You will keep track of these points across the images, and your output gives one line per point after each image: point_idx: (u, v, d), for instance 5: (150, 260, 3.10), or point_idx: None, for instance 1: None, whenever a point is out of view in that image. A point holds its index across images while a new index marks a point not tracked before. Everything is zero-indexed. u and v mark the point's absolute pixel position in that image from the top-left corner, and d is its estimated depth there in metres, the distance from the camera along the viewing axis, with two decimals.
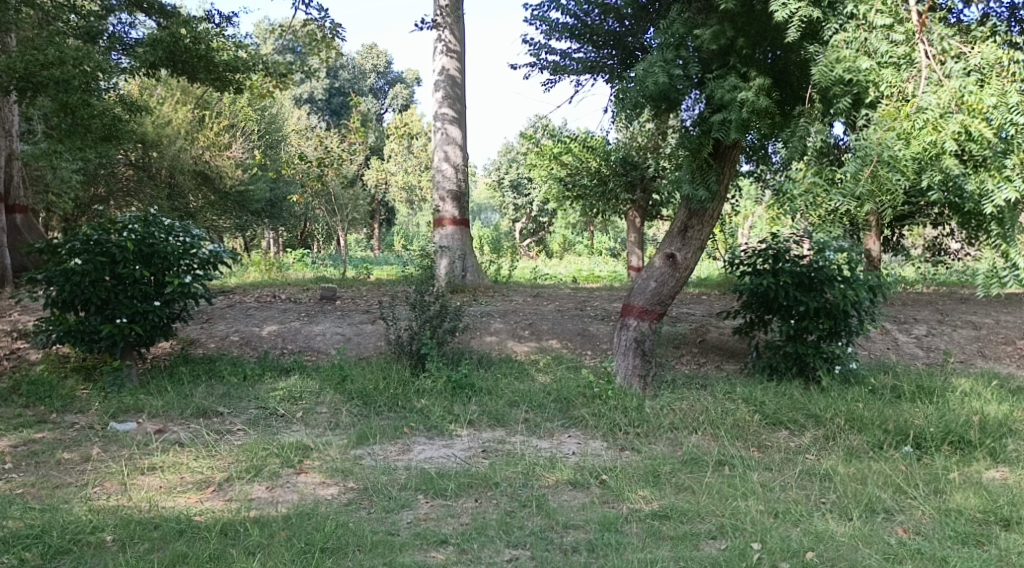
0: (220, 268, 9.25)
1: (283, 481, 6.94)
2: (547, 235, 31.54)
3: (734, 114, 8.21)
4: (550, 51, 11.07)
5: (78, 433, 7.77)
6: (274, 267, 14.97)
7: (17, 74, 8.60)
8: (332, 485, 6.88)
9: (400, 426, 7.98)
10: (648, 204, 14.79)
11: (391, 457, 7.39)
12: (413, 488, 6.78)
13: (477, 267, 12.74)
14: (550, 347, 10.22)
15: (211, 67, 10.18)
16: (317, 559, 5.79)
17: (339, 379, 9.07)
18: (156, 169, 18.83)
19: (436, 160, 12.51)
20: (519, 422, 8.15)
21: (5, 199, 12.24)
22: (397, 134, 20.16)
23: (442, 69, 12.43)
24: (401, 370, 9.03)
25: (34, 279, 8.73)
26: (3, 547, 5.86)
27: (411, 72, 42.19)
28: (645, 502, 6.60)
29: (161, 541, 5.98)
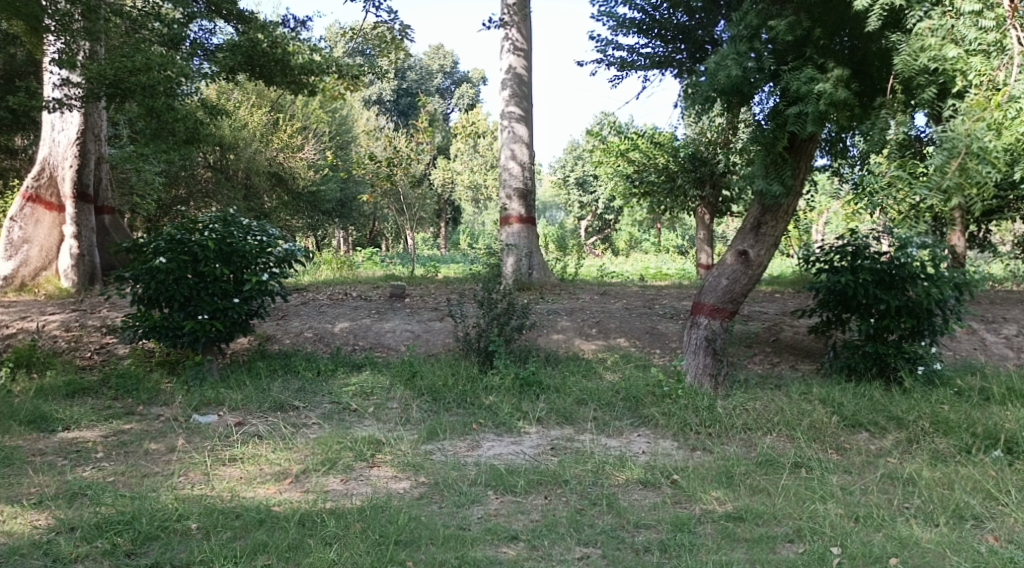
0: (295, 266, 9.52)
1: (356, 475, 7.14)
2: (614, 231, 31.54)
3: (812, 106, 8.17)
4: (617, 47, 11.16)
5: (164, 425, 8.08)
6: (345, 266, 15.29)
7: (107, 80, 8.99)
8: (403, 479, 7.06)
9: (468, 422, 8.15)
10: (718, 199, 14.64)
11: (460, 453, 7.55)
12: (483, 484, 6.93)
13: (544, 265, 12.84)
14: (618, 345, 10.29)
15: (287, 70, 10.40)
16: (392, 552, 5.95)
17: (409, 374, 9.25)
18: (232, 171, 19.64)
19: (503, 159, 12.63)
20: (588, 420, 8.24)
21: (96, 202, 12.57)
22: (464, 133, 20.48)
23: (509, 67, 12.58)
24: (469, 367, 9.18)
25: (121, 277, 9.10)
26: (97, 532, 6.12)
27: (477, 71, 42.75)
28: (719, 503, 6.64)
29: (242, 530, 6.22)
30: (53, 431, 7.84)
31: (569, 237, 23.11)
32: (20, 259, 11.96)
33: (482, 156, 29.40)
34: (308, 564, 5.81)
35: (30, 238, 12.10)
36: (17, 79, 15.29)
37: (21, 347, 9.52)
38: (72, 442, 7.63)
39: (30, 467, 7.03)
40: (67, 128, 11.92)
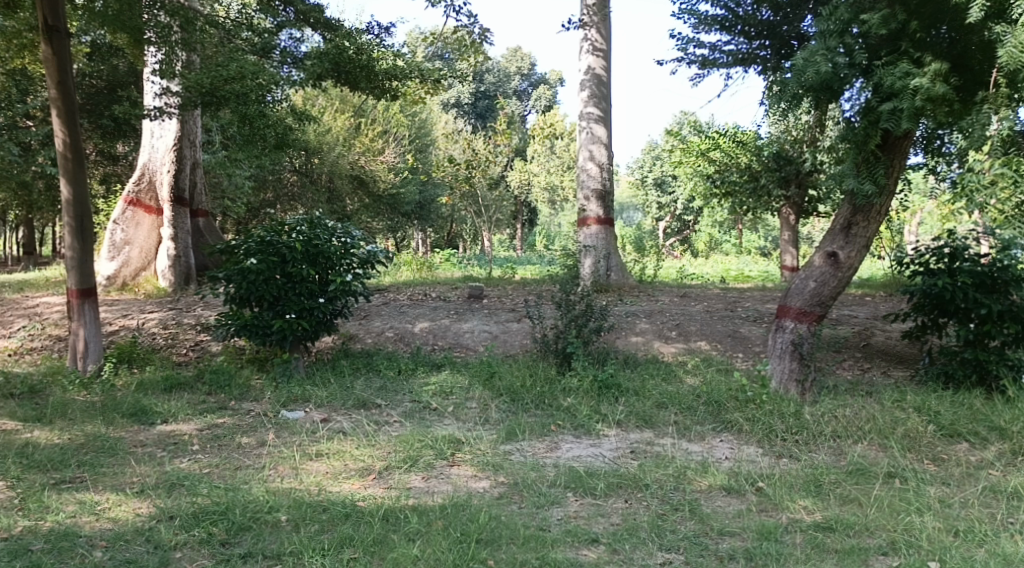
0: (377, 267, 9.77)
1: (438, 473, 7.31)
2: (694, 232, 31.27)
3: (906, 103, 8.10)
4: (698, 45, 11.16)
5: (255, 420, 8.37)
6: (425, 267, 15.56)
7: (204, 89, 9.35)
8: (483, 478, 7.20)
9: (547, 423, 8.26)
10: (803, 200, 14.46)
11: (539, 454, 7.67)
12: (563, 486, 7.03)
13: (622, 266, 12.88)
14: (698, 349, 10.29)
15: (372, 76, 10.61)
16: (474, 550, 6.09)
17: (487, 374, 9.40)
18: (317, 175, 20.13)
19: (582, 160, 12.72)
20: (668, 424, 8.29)
21: (191, 206, 12.87)
22: (540, 134, 20.64)
23: (588, 68, 12.67)
24: (548, 368, 9.29)
25: (215, 277, 9.45)
26: (194, 522, 6.38)
27: (556, 72, 43.04)
28: (807, 513, 6.64)
29: (330, 524, 6.43)
30: (152, 423, 8.19)
31: (647, 238, 23.05)
32: (121, 260, 12.54)
33: (560, 158, 29.49)
34: (393, 559, 5.99)
35: (131, 240, 12.63)
36: (119, 89, 16.65)
37: (122, 344, 9.93)
38: (170, 435, 7.97)
39: (132, 458, 7.38)
40: (166, 135, 12.43)
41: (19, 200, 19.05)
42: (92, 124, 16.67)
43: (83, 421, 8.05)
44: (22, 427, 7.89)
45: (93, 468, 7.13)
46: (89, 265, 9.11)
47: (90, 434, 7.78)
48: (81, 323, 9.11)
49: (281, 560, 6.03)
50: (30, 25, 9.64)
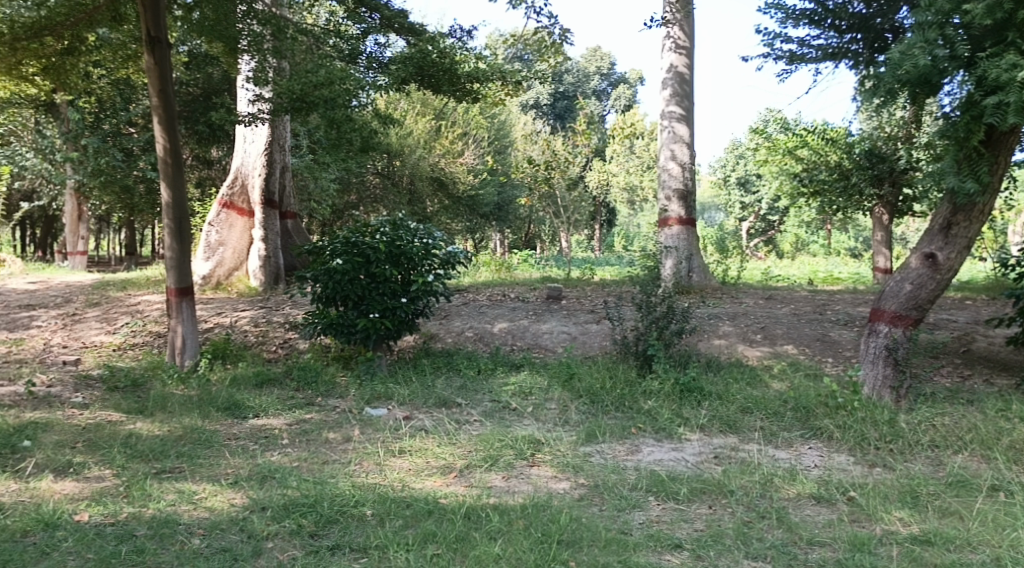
0: (459, 267, 9.91)
1: (517, 472, 7.43)
2: (780, 233, 30.71)
3: (1014, 96, 7.82)
4: (786, 39, 11.10)
5: (340, 416, 8.61)
6: (503, 268, 15.65)
7: (294, 95, 9.62)
8: (563, 480, 7.29)
9: (628, 426, 8.31)
10: (898, 199, 14.20)
11: (620, 457, 7.74)
12: (644, 490, 7.08)
13: (704, 267, 12.79)
14: (785, 353, 10.17)
15: (454, 79, 10.65)
16: (555, 551, 6.19)
17: (567, 376, 9.48)
18: (399, 177, 20.57)
19: (663, 160, 12.71)
20: (754, 430, 8.27)
21: (281, 208, 13.18)
22: (620, 133, 20.55)
23: (671, 67, 12.66)
24: (628, 370, 9.33)
25: (303, 277, 9.73)
26: (284, 513, 6.61)
27: (636, 72, 43.03)
28: (903, 525, 6.58)
29: (413, 519, 6.59)
30: (244, 417, 8.49)
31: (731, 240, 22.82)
32: (216, 260, 12.91)
33: (639, 158, 29.41)
34: (474, 557, 6.12)
35: (224, 241, 12.96)
36: (213, 96, 17.36)
37: (216, 341, 10.31)
38: (261, 429, 8.25)
39: (226, 450, 7.67)
40: (257, 140, 12.80)
41: (122, 207, 19.73)
42: (189, 131, 17.27)
43: (181, 414, 8.39)
44: (125, 418, 8.26)
45: (191, 459, 7.44)
46: (186, 265, 9.46)
47: (187, 426, 8.11)
48: (179, 320, 9.48)
49: (367, 553, 6.20)
50: (133, 37, 10.04)
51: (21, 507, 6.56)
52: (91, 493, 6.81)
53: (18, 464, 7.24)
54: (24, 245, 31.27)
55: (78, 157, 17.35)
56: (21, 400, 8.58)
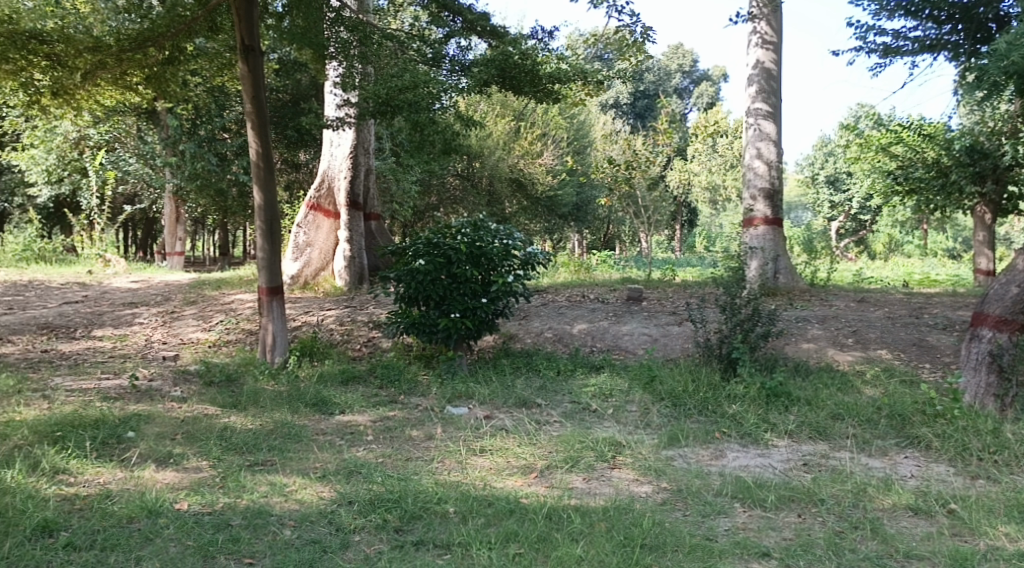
0: (538, 267, 10.01)
1: (598, 474, 7.49)
2: (871, 233, 30.06)
3: None
4: (879, 32, 10.98)
5: (422, 414, 8.77)
6: (583, 269, 15.65)
7: (380, 99, 9.87)
8: (645, 483, 7.32)
9: (712, 431, 8.31)
10: (1002, 197, 13.83)
11: (704, 461, 7.74)
12: (730, 495, 7.07)
13: (791, 268, 12.65)
14: (879, 357, 10.00)
15: (536, 80, 10.50)
16: (638, 555, 6.23)
17: (648, 378, 9.50)
18: (478, 179, 20.94)
19: (749, 158, 12.58)
20: (846, 437, 8.18)
21: (365, 210, 13.47)
22: (704, 133, 20.35)
23: (757, 62, 12.60)
24: (712, 374, 9.31)
25: (386, 277, 9.93)
26: (371, 508, 6.79)
27: (718, 69, 42.87)
28: (1008, 540, 6.46)
29: (494, 518, 6.70)
30: (330, 413, 8.73)
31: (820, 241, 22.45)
32: (304, 261, 13.29)
33: (723, 157, 29.15)
34: (557, 557, 6.20)
35: (312, 242, 13.31)
36: (302, 102, 17.91)
37: (303, 338, 10.59)
38: (346, 425, 8.46)
39: (315, 445, 7.90)
40: (343, 144, 13.12)
41: (216, 208, 20.32)
42: (279, 136, 17.73)
43: (272, 409, 8.66)
44: (220, 412, 8.55)
45: (281, 453, 7.68)
46: (276, 265, 9.73)
47: (277, 420, 8.37)
48: (269, 318, 9.77)
49: (450, 550, 6.33)
50: (228, 46, 10.43)
51: (126, 494, 6.86)
52: (189, 483, 7.09)
53: (123, 453, 7.56)
54: (123, 245, 32.47)
55: (175, 161, 18.00)
56: (124, 393, 8.96)
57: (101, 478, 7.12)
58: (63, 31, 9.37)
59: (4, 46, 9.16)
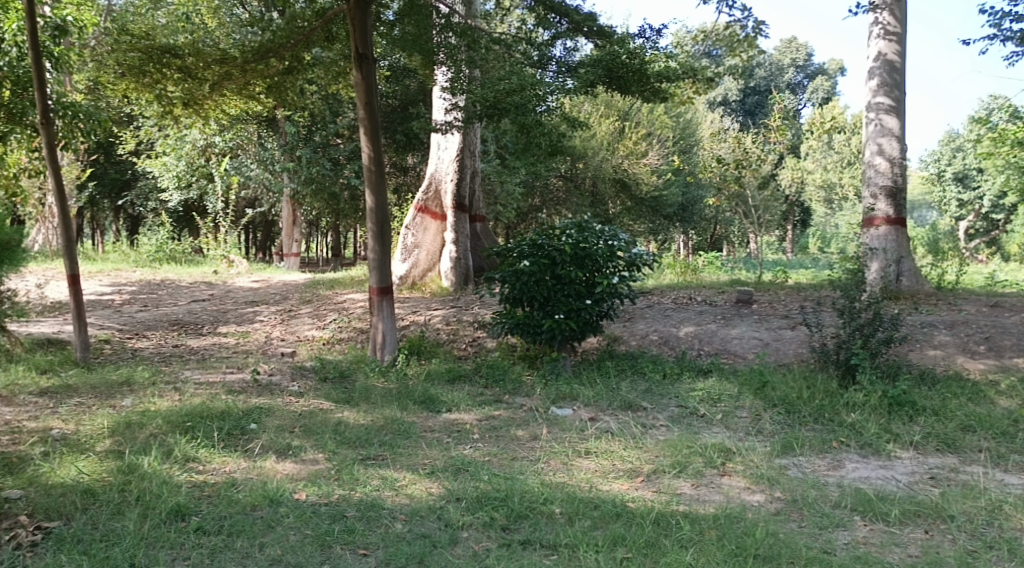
0: (643, 269, 10.03)
1: (707, 481, 7.49)
2: (1004, 232, 28.92)
3: None
4: (1014, 19, 10.63)
5: (527, 414, 8.92)
6: (689, 271, 15.56)
7: (487, 103, 10.00)
8: (757, 492, 7.30)
9: (829, 440, 8.21)
10: None
11: (820, 471, 7.67)
12: (849, 508, 6.99)
13: (916, 271, 12.30)
14: (1013, 367, 9.69)
15: (644, 79, 10.50)
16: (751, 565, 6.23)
17: (759, 384, 9.43)
18: (582, 180, 21.05)
19: (870, 155, 12.32)
20: (976, 451, 7.99)
21: (471, 212, 13.67)
22: (817, 129, 20.13)
23: (879, 54, 12.30)
24: (828, 381, 9.18)
25: (491, 278, 10.11)
26: (478, 506, 6.96)
27: (835, 63, 41.85)
28: None
29: (601, 520, 6.79)
30: (438, 411, 8.94)
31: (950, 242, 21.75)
32: (412, 262, 13.60)
33: (840, 154, 28.51)
34: (667, 563, 6.25)
35: (419, 243, 13.60)
36: (412, 106, 18.39)
37: (411, 337, 10.86)
38: (454, 423, 8.67)
39: (423, 442, 8.12)
40: (450, 147, 13.32)
41: (331, 211, 20.91)
42: (388, 140, 18.30)
43: (382, 405, 8.94)
44: (334, 407, 8.87)
45: (392, 448, 7.93)
46: (387, 266, 10.00)
47: (387, 417, 8.63)
48: (379, 317, 10.05)
49: (557, 550, 6.44)
50: (343, 55, 10.78)
51: (250, 483, 7.20)
52: (307, 474, 7.39)
53: (246, 444, 7.92)
54: (244, 244, 33.78)
55: (292, 166, 18.89)
56: (247, 386, 9.37)
57: (226, 467, 7.48)
58: (194, 44, 9.80)
59: (141, 60, 9.65)
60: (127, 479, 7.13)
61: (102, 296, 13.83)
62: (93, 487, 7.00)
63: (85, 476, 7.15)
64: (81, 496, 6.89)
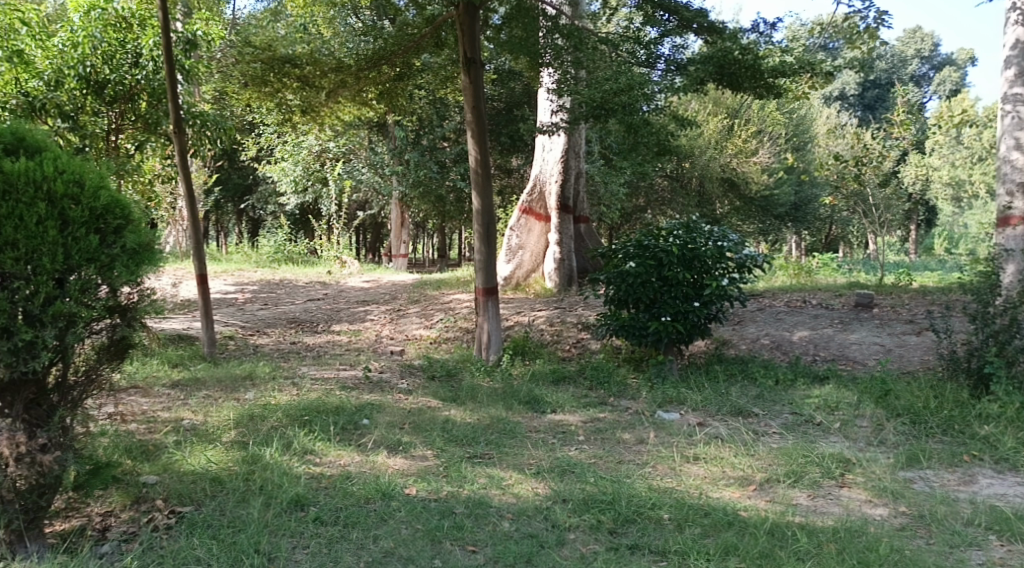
0: (755, 271, 9.88)
1: (825, 492, 7.34)
2: None
3: None
4: None
5: (632, 417, 8.91)
6: (802, 273, 15.14)
7: (595, 103, 9.89)
8: (880, 505, 7.11)
9: (959, 453, 7.94)
10: None
11: (950, 486, 7.43)
12: (983, 527, 6.74)
13: None
14: None
15: (757, 75, 10.24)
16: None
17: (880, 392, 9.19)
18: (688, 179, 20.99)
19: None
20: None
21: (576, 213, 13.63)
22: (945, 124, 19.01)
23: None
24: (958, 391, 8.89)
25: (597, 279, 10.12)
26: (585, 507, 7.00)
27: (968, 52, 40.10)
28: None
29: (712, 528, 6.72)
30: (543, 412, 9.03)
31: None
32: (516, 263, 13.77)
33: (971, 148, 27.35)
34: None
35: (524, 244, 13.75)
36: (516, 109, 18.58)
37: (516, 338, 10.98)
38: (559, 424, 8.74)
39: (529, 442, 8.22)
40: (555, 148, 13.41)
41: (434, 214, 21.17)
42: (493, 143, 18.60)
43: (489, 404, 9.08)
44: (442, 405, 9.05)
45: (499, 447, 8.06)
46: (492, 267, 10.15)
47: (494, 416, 8.76)
48: (485, 317, 10.20)
49: (666, 557, 6.41)
50: (451, 61, 10.93)
51: (363, 476, 7.41)
52: (417, 470, 7.57)
53: (360, 439, 8.18)
54: (358, 244, 34.63)
55: (403, 170, 19.26)
56: (359, 383, 9.65)
57: (341, 460, 7.72)
58: (313, 53, 10.05)
59: (263, 70, 9.91)
60: (251, 468, 7.41)
61: (225, 296, 14.34)
62: (220, 475, 7.29)
63: (213, 464, 7.44)
64: (210, 484, 7.16)
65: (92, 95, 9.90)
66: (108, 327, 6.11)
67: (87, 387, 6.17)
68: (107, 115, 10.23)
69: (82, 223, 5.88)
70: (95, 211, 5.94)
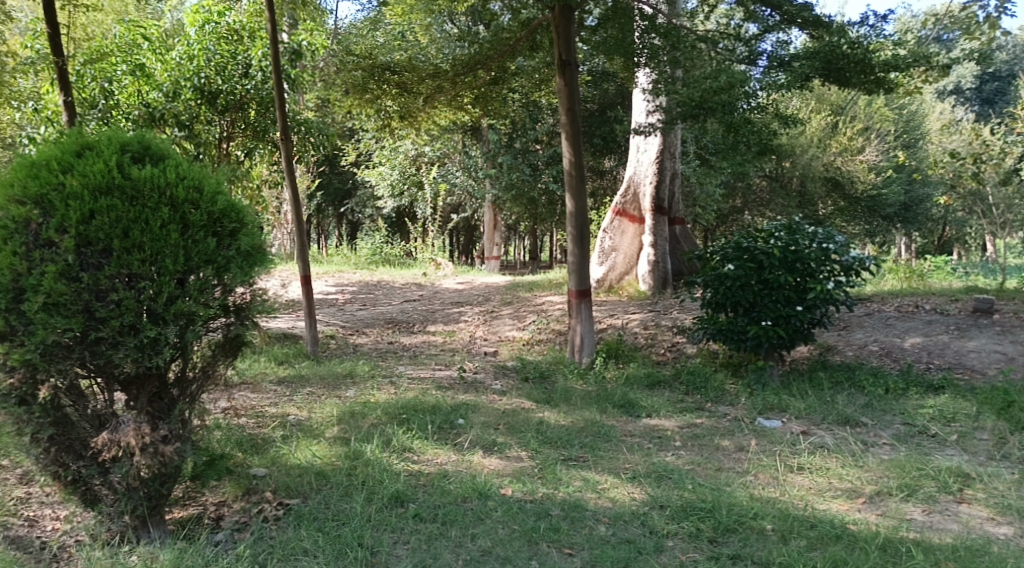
0: (862, 274, 9.48)
1: (941, 508, 6.96)
2: None
3: None
4: None
5: (731, 424, 8.70)
6: (915, 275, 14.44)
7: (693, 102, 9.71)
8: (1003, 524, 6.73)
9: None
10: None
11: None
12: None
13: None
14: None
15: (868, 69, 9.87)
16: None
17: (1003, 403, 8.68)
18: (788, 178, 21.40)
19: None
20: None
21: (670, 214, 13.59)
22: None
23: None
24: None
25: (693, 282, 9.97)
26: (684, 515, 6.84)
27: None
28: None
29: (819, 541, 6.47)
30: (638, 416, 8.92)
31: None
32: (609, 265, 13.67)
33: None
34: None
35: (618, 246, 13.65)
36: (609, 110, 19.23)
37: (611, 340, 10.90)
38: (654, 429, 8.62)
39: (625, 446, 8.14)
40: (649, 149, 13.12)
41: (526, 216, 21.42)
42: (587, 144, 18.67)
43: (582, 407, 9.04)
44: (536, 406, 9.07)
45: (593, 451, 8.02)
46: (586, 269, 10.10)
47: (588, 419, 8.72)
48: (578, 320, 10.16)
49: None
50: (545, 63, 11.04)
51: (460, 475, 7.46)
52: (512, 471, 7.61)
53: (457, 438, 8.28)
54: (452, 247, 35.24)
55: (493, 173, 19.77)
56: (455, 383, 9.78)
57: (438, 458, 7.78)
58: (411, 61, 10.39)
59: (364, 78, 10.25)
60: (353, 464, 7.53)
61: (327, 296, 14.91)
62: (325, 469, 7.43)
63: (318, 459, 7.59)
64: (315, 477, 7.29)
65: (206, 105, 10.44)
66: (222, 324, 6.18)
67: (204, 381, 6.25)
68: (219, 124, 10.81)
69: (202, 226, 5.97)
70: (212, 215, 6.05)
